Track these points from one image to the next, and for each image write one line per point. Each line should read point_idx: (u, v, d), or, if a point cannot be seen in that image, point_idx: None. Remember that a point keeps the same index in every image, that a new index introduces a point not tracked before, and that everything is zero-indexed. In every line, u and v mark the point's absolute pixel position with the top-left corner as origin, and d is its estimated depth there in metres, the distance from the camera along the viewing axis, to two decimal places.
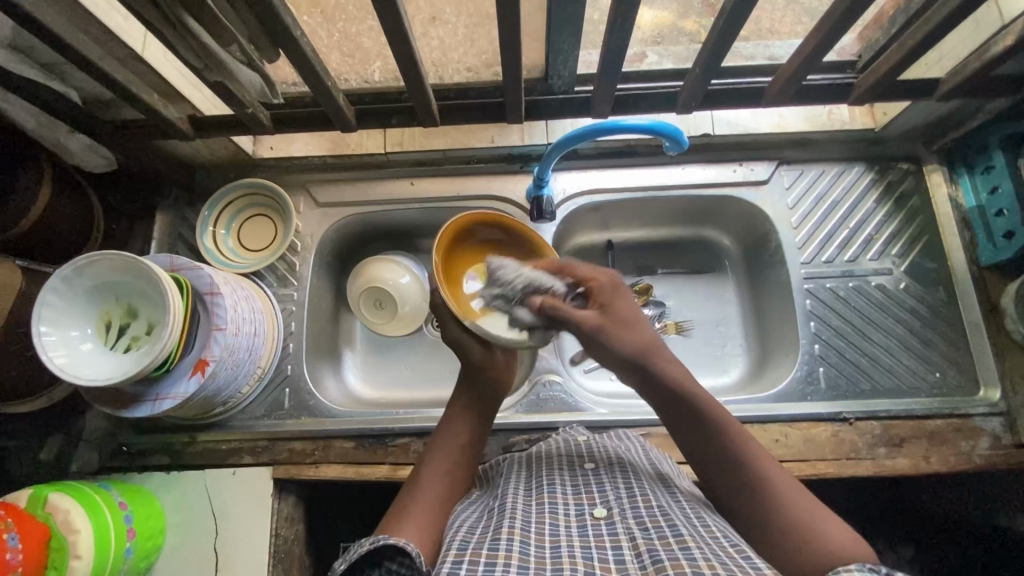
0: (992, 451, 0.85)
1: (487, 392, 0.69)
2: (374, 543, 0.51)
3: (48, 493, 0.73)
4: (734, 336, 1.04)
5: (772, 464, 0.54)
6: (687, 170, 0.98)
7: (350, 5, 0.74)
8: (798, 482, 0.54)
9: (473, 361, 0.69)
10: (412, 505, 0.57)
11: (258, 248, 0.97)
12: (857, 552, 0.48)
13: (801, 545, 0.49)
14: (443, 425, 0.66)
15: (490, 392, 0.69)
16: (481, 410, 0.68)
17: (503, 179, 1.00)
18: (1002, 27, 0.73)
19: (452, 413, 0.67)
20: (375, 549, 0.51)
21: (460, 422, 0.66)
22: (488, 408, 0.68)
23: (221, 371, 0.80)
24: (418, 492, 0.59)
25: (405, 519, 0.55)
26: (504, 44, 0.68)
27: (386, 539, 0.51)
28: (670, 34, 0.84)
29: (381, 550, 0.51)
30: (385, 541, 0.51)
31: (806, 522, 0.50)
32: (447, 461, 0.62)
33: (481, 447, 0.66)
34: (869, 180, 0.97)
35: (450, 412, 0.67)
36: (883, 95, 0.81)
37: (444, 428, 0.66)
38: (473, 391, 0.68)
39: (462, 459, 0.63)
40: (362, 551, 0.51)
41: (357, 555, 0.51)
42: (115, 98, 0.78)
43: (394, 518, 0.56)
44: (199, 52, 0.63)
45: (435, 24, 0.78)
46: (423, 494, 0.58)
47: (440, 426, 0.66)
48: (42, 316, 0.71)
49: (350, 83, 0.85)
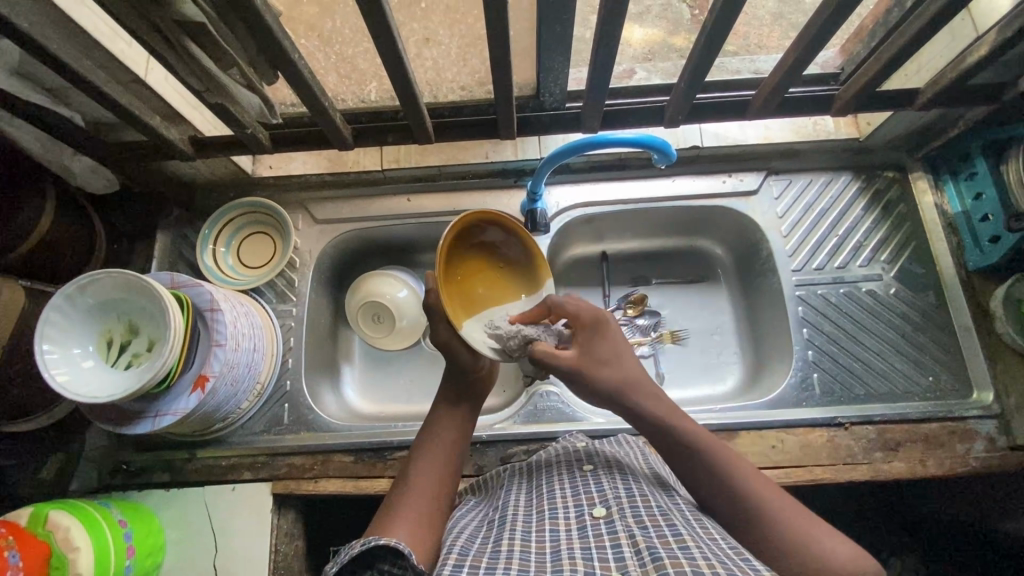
0: (988, 453, 0.85)
1: (474, 392, 0.70)
2: (366, 544, 0.51)
3: (49, 511, 0.73)
4: (730, 345, 1.05)
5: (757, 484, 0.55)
6: (678, 182, 1.00)
7: (347, 29, 0.82)
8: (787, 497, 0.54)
9: (461, 363, 0.69)
10: (404, 507, 0.58)
11: (257, 265, 0.99)
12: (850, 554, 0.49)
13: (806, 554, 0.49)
14: (428, 426, 0.67)
15: (475, 386, 0.70)
16: (467, 410, 0.69)
17: (498, 194, 1.01)
18: (976, 38, 0.76)
19: (437, 416, 0.68)
20: (366, 549, 0.51)
21: (445, 423, 0.67)
22: (472, 409, 0.69)
23: (221, 387, 0.81)
24: (408, 494, 0.59)
25: (398, 519, 0.56)
26: (496, 65, 0.71)
27: (377, 539, 0.52)
28: (661, 50, 0.92)
29: (375, 551, 0.52)
30: (377, 541, 0.51)
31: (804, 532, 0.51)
32: (436, 460, 0.63)
33: (468, 445, 0.67)
34: (856, 188, 0.99)
35: (435, 414, 0.68)
36: (865, 106, 0.84)
37: (430, 430, 0.66)
38: (457, 394, 0.69)
39: (451, 456, 0.64)
40: (353, 553, 0.51)
41: (349, 556, 0.51)
42: (117, 120, 0.80)
43: (385, 520, 0.56)
44: (200, 76, 0.66)
45: (429, 44, 0.84)
46: (415, 494, 0.59)
47: (425, 428, 0.67)
48: (45, 334, 0.72)
49: (347, 103, 0.87)
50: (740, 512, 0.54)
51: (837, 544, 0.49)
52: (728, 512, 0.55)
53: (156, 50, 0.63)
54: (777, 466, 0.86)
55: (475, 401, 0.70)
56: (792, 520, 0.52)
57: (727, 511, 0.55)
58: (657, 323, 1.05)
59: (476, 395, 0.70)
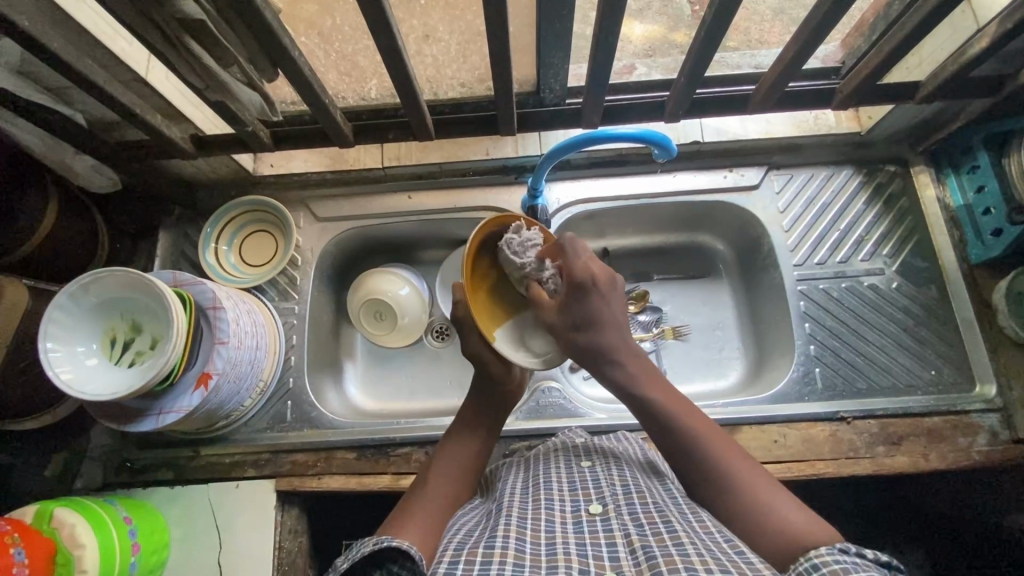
0: (991, 447, 0.85)
1: (497, 404, 0.71)
2: (378, 544, 0.52)
3: (54, 508, 0.74)
4: (731, 340, 1.05)
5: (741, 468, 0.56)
6: (679, 177, 1.00)
7: (346, 25, 0.79)
8: (771, 481, 0.55)
9: (491, 374, 0.70)
10: (416, 511, 0.58)
11: (259, 263, 0.99)
12: (826, 534, 0.50)
13: (782, 534, 0.51)
14: (448, 437, 0.68)
15: (498, 402, 0.71)
16: (488, 426, 0.69)
17: (499, 191, 1.02)
18: (978, 30, 0.76)
19: (460, 423, 0.69)
20: (379, 549, 0.52)
21: (464, 435, 0.68)
22: (494, 424, 0.70)
23: (224, 384, 0.81)
24: (422, 499, 0.60)
25: (410, 522, 0.57)
26: (496, 62, 0.71)
27: (389, 540, 0.52)
28: (662, 46, 0.88)
29: (386, 552, 0.52)
30: (389, 542, 0.52)
31: (781, 514, 0.52)
32: (452, 470, 0.64)
33: (484, 459, 0.68)
34: (858, 183, 0.99)
35: (459, 422, 0.69)
36: (866, 99, 0.83)
37: (449, 440, 0.68)
38: (481, 404, 0.70)
39: (467, 469, 0.65)
40: (365, 551, 0.51)
41: (360, 553, 0.51)
42: (120, 120, 0.81)
43: (396, 523, 0.57)
44: (202, 73, 0.66)
45: (429, 42, 0.82)
46: (430, 498, 0.60)
47: (447, 437, 0.68)
48: (48, 333, 0.73)
49: (347, 100, 0.88)
50: (718, 489, 0.56)
51: (806, 519, 0.51)
52: (705, 487, 0.57)
53: (156, 49, 0.63)
54: (778, 461, 0.86)
55: (499, 415, 0.70)
56: (770, 498, 0.54)
57: (710, 494, 0.56)
58: (659, 318, 1.05)
59: (500, 408, 0.71)
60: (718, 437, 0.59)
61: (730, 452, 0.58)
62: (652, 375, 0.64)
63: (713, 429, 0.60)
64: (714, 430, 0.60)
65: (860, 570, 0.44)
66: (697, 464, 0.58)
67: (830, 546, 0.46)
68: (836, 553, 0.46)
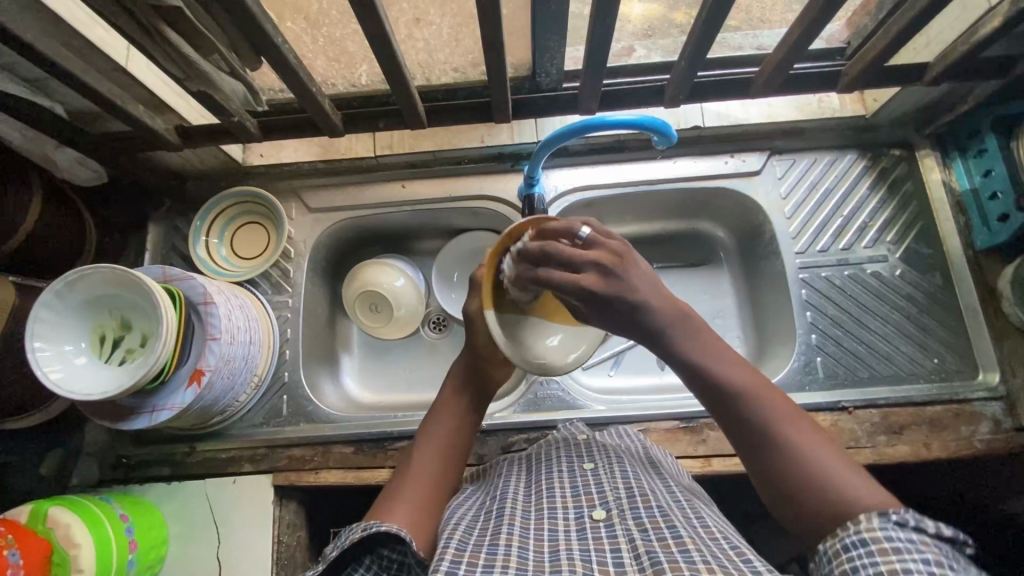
0: (993, 436, 0.84)
1: (478, 384, 0.69)
2: (368, 529, 0.51)
3: (48, 508, 0.73)
4: (731, 329, 1.03)
5: (800, 433, 0.52)
6: (679, 163, 0.98)
7: (333, 11, 0.73)
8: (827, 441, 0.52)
9: (475, 345, 0.70)
10: (405, 492, 0.57)
11: (251, 256, 0.97)
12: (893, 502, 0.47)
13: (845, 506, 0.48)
14: (433, 411, 0.67)
15: (481, 378, 0.69)
16: (472, 395, 0.68)
17: (494, 179, 0.99)
18: (990, 8, 0.73)
19: (444, 398, 0.67)
20: (367, 535, 0.51)
21: (449, 408, 0.66)
22: (477, 398, 0.69)
23: (217, 381, 0.80)
24: (410, 477, 0.59)
25: (398, 505, 0.56)
26: (490, 47, 0.68)
27: (378, 525, 0.52)
28: (661, 26, 0.82)
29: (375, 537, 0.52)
30: (378, 527, 0.51)
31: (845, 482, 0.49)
32: (438, 448, 0.62)
33: (472, 430, 0.66)
34: (862, 167, 0.97)
35: (442, 397, 0.68)
36: (871, 81, 0.81)
37: (437, 415, 0.66)
38: (464, 384, 0.69)
39: (454, 443, 0.63)
40: (354, 538, 0.51)
41: (349, 542, 0.51)
42: (102, 111, 0.79)
43: (385, 505, 0.56)
44: (180, 61, 0.63)
45: (419, 25, 0.77)
46: (418, 475, 0.59)
47: (430, 414, 0.66)
48: (35, 332, 0.71)
49: (337, 87, 0.85)
50: (777, 461, 0.52)
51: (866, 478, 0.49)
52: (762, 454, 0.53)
53: (131, 36, 0.60)
54: None
55: (483, 386, 0.70)
56: (834, 463, 0.50)
57: (769, 466, 0.52)
58: None
59: (483, 385, 0.70)
60: (770, 395, 0.54)
61: (790, 418, 0.53)
62: (706, 340, 0.57)
63: (765, 384, 0.55)
64: (767, 390, 0.55)
65: (915, 548, 0.42)
66: (755, 435, 0.53)
67: (884, 518, 0.44)
68: (892, 528, 0.44)
